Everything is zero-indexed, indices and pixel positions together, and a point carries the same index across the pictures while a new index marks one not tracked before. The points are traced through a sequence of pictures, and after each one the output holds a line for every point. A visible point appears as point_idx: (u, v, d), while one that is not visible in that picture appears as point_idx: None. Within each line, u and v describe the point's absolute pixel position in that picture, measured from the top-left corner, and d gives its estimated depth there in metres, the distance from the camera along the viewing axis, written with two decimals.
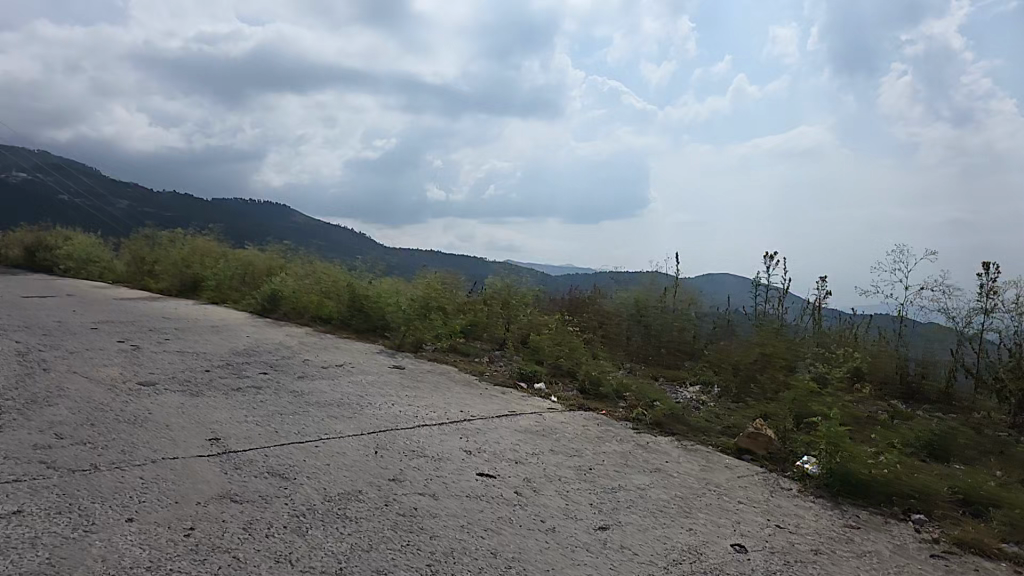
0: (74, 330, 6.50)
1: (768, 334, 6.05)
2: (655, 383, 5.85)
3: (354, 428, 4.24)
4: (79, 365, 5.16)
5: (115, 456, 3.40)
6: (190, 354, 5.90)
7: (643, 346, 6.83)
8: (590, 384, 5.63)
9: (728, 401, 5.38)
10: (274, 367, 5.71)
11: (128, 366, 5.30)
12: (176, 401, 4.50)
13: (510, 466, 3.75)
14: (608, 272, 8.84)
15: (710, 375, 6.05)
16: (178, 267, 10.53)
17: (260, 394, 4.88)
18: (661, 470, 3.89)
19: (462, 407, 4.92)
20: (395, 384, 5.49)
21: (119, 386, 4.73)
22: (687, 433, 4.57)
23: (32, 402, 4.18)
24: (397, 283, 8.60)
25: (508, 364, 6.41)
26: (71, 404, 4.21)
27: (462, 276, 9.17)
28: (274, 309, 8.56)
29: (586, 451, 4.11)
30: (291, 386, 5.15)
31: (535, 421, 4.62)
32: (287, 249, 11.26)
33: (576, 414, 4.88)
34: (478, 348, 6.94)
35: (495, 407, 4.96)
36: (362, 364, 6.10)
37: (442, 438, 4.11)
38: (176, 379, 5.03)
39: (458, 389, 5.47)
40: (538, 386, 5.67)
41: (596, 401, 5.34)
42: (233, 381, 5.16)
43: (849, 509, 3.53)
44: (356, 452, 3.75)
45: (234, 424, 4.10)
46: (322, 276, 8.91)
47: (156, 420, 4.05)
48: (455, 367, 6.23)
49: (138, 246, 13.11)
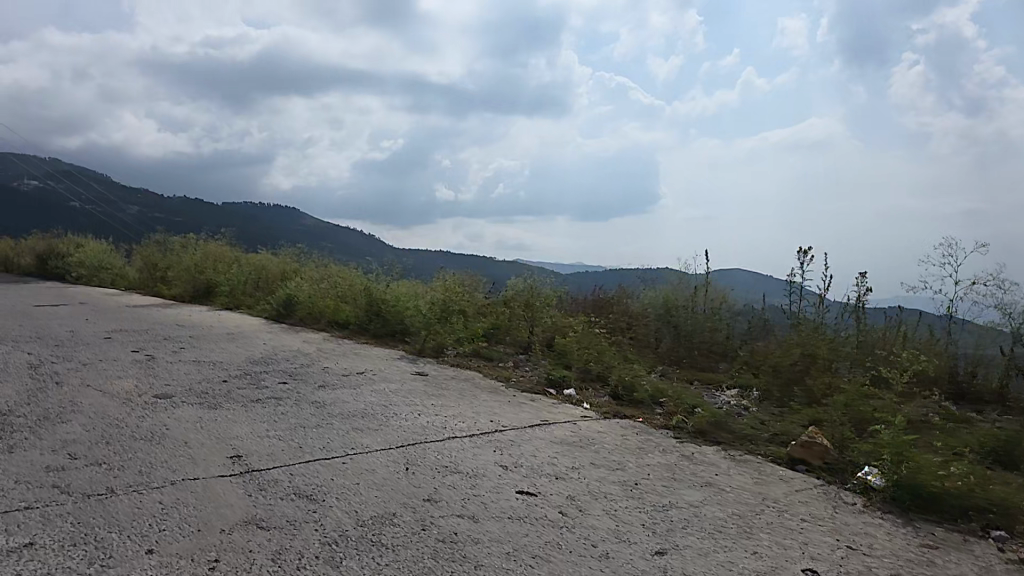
0: (87, 340, 6.33)
1: (808, 335, 5.75)
2: (691, 387, 5.58)
3: (381, 442, 4.00)
4: (93, 378, 4.97)
5: (131, 478, 3.19)
6: (206, 363, 5.70)
7: (673, 348, 6.56)
8: (624, 390, 5.38)
9: (772, 406, 5.10)
10: (293, 376, 5.50)
11: (144, 377, 5.11)
12: (194, 414, 4.30)
13: (551, 483, 3.50)
14: (632, 271, 8.57)
15: (748, 378, 5.76)
16: (191, 272, 10.38)
17: (281, 405, 4.66)
18: (713, 484, 3.62)
19: (492, 416, 4.68)
20: (419, 392, 5.25)
21: (134, 399, 4.53)
22: (733, 443, 4.30)
23: (45, 419, 3.99)
24: (414, 286, 8.38)
25: (535, 368, 6.17)
26: (85, 420, 4.01)
27: (481, 277, 8.93)
28: (289, 314, 8.37)
29: (629, 464, 3.85)
30: (312, 396, 4.94)
31: (571, 431, 4.37)
32: (301, 252, 11.09)
33: (612, 422, 4.62)
34: (501, 352, 6.70)
35: (526, 416, 4.71)
36: (383, 371, 5.88)
37: (475, 452, 3.87)
38: (194, 391, 4.83)
39: (486, 397, 5.23)
40: (568, 392, 5.41)
41: (631, 408, 5.08)
42: (251, 392, 4.94)
43: (922, 526, 3.24)
44: (386, 470, 3.51)
45: (255, 439, 3.88)
46: (338, 281, 8.72)
47: (174, 436, 3.84)
48: (479, 373, 5.99)
49: (150, 252, 13.01)
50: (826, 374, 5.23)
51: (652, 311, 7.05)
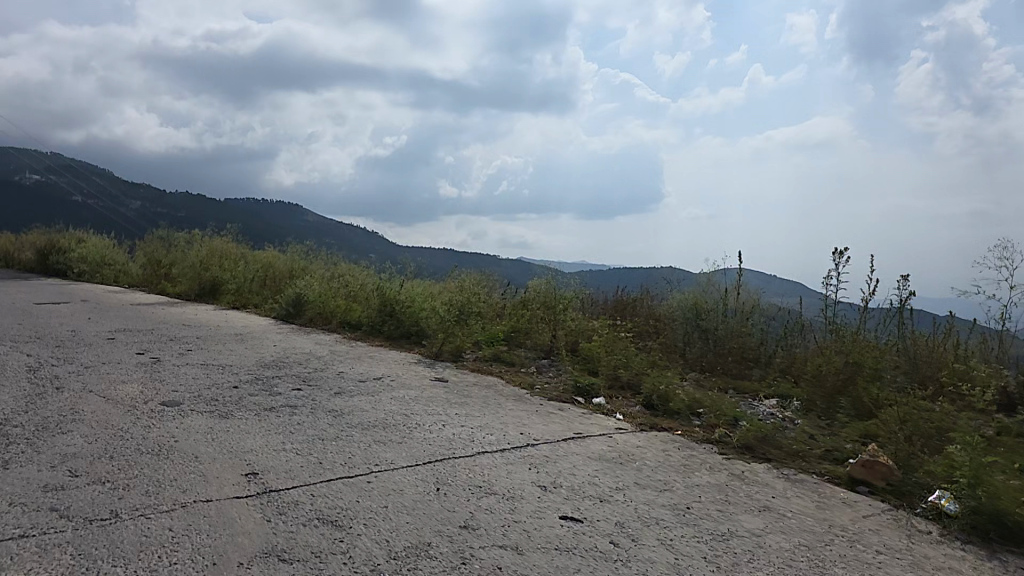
0: (89, 341, 6.03)
1: (852, 345, 5.48)
2: (728, 397, 5.27)
3: (406, 457, 3.69)
4: (95, 383, 4.67)
5: (137, 500, 2.88)
6: (214, 367, 5.40)
7: (703, 353, 6.25)
8: (658, 399, 5.07)
9: (817, 418, 4.80)
10: (307, 382, 5.20)
11: (149, 382, 4.81)
12: (203, 425, 3.99)
13: (595, 506, 3.18)
14: (656, 273, 8.29)
15: (787, 387, 5.38)
16: (196, 269, 10.07)
17: (295, 415, 4.36)
18: (771, 509, 3.30)
19: (522, 428, 4.37)
20: (441, 400, 4.96)
21: (140, 406, 4.22)
22: (784, 460, 3.99)
23: (43, 429, 3.68)
24: (429, 285, 8.14)
25: (559, 375, 5.87)
26: (86, 431, 3.71)
27: (496, 277, 8.65)
28: (299, 314, 8.06)
29: (676, 484, 3.53)
30: (327, 405, 4.64)
31: (608, 446, 4.06)
32: (309, 249, 10.81)
33: (651, 436, 4.32)
34: (522, 356, 6.40)
35: (558, 428, 4.41)
36: (402, 377, 5.59)
37: (509, 470, 3.55)
38: (203, 398, 4.53)
39: (512, 406, 4.93)
40: (598, 401, 5.13)
41: (666, 419, 4.77)
42: (264, 399, 4.64)
43: (1010, 561, 2.94)
44: (415, 490, 3.19)
45: (271, 454, 3.58)
46: (350, 282, 8.52)
47: (184, 450, 3.54)
48: (502, 380, 5.70)
49: (152, 248, 12.70)
50: (873, 385, 4.95)
51: (677, 314, 6.76)
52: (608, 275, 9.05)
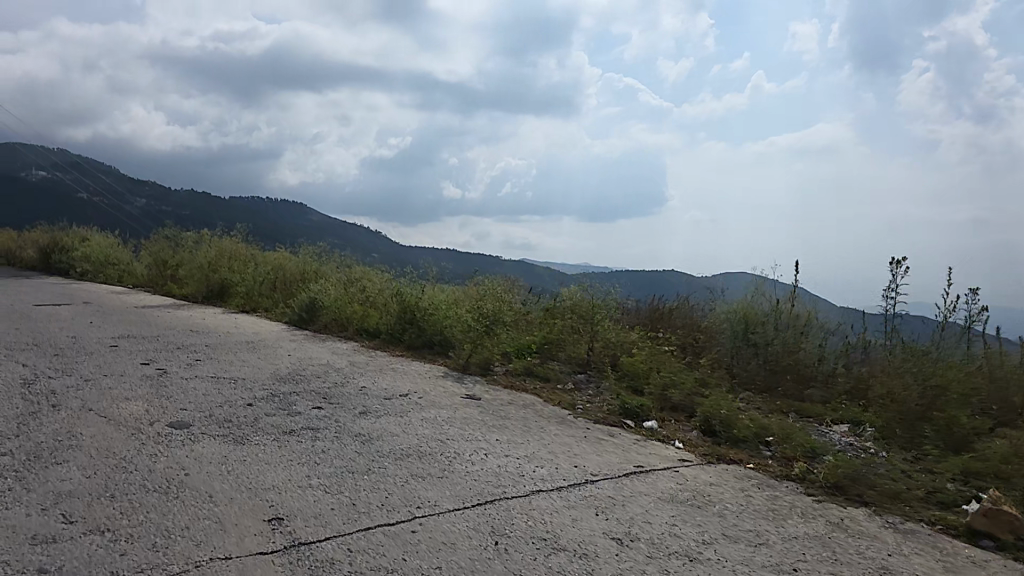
0: (90, 349, 5.55)
1: (928, 367, 4.99)
2: (793, 422, 4.80)
3: (451, 497, 3.19)
4: (95, 400, 4.17)
5: (142, 558, 2.38)
6: (226, 381, 4.90)
7: (755, 369, 5.76)
8: (719, 424, 4.56)
9: (903, 449, 4.30)
10: (328, 400, 4.70)
11: (155, 399, 4.31)
12: (216, 453, 3.50)
13: (685, 568, 2.64)
14: (695, 282, 7.79)
15: (856, 413, 4.94)
16: (204, 271, 9.62)
17: (318, 441, 3.85)
18: (892, 572, 2.76)
19: (574, 459, 3.88)
20: (478, 423, 4.46)
21: (145, 430, 3.72)
22: (884, 503, 3.51)
23: (35, 458, 3.18)
24: (452, 291, 7.65)
25: (601, 394, 5.36)
26: (84, 461, 3.20)
27: (522, 283, 8.16)
28: (312, 320, 7.62)
29: (771, 536, 3.02)
30: (353, 428, 4.14)
31: (677, 483, 3.55)
32: (322, 250, 10.33)
33: (722, 470, 3.83)
34: (557, 370, 5.90)
35: (614, 461, 3.90)
36: (429, 394, 5.07)
37: (574, 517, 3.05)
38: (214, 419, 4.03)
39: (557, 431, 4.42)
40: (650, 425, 4.65)
41: (731, 448, 4.26)
42: (282, 420, 4.15)
43: None
44: (469, 546, 2.68)
45: (296, 493, 3.08)
46: (366, 285, 8.09)
47: (196, 487, 3.04)
48: (539, 398, 5.20)
49: (157, 248, 12.23)
50: (961, 413, 4.44)
51: (720, 325, 6.32)
52: (638, 281, 8.47)
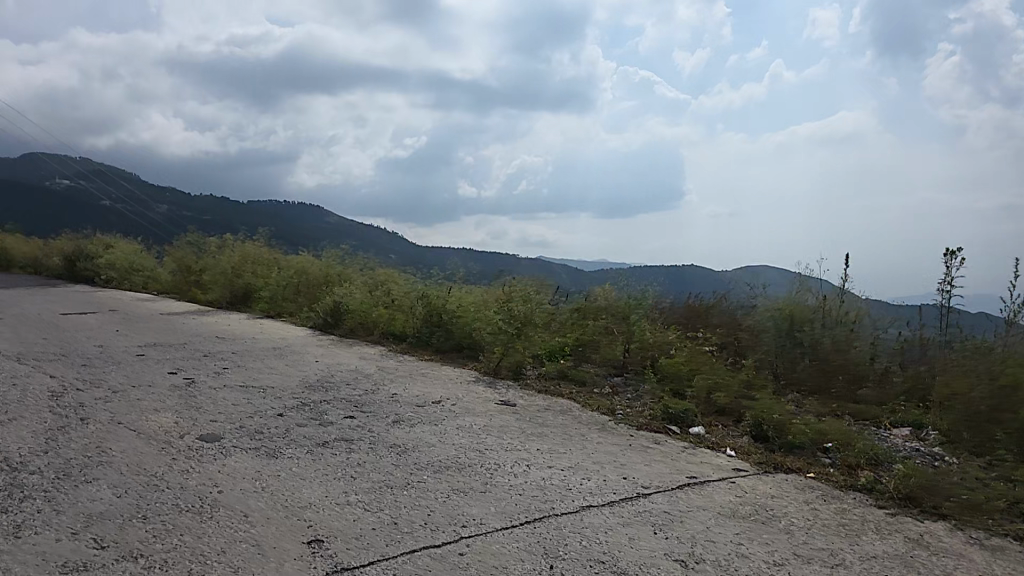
0: (118, 358, 5.48)
1: (996, 365, 4.68)
2: (850, 427, 4.55)
3: (497, 515, 3.00)
4: (124, 412, 4.07)
5: None
6: (255, 390, 4.79)
7: (803, 371, 5.52)
8: (771, 430, 4.31)
9: (975, 456, 4.03)
10: (360, 408, 4.55)
11: (184, 410, 4.20)
12: (249, 468, 3.36)
13: None
14: (731, 279, 7.49)
15: (917, 415, 4.73)
16: (228, 276, 9.60)
17: (353, 453, 3.70)
18: None
19: (622, 470, 3.67)
20: (516, 431, 4.26)
21: (175, 444, 3.60)
22: (964, 515, 3.27)
23: (65, 477, 3.06)
24: (479, 292, 7.47)
25: (641, 397, 5.13)
26: (114, 479, 3.08)
27: (549, 282, 7.95)
28: (338, 324, 7.53)
29: (846, 555, 2.79)
30: (387, 438, 3.97)
31: (737, 497, 3.33)
32: (343, 251, 10.24)
33: (783, 481, 3.60)
34: (592, 374, 5.68)
35: (664, 471, 3.68)
36: (463, 400, 4.89)
37: (630, 535, 2.84)
38: (245, 431, 3.90)
39: (599, 439, 4.21)
40: (697, 432, 4.42)
41: (787, 456, 4.02)
42: (314, 431, 4.00)
43: None
44: (522, 570, 2.49)
45: (333, 511, 2.92)
46: (391, 288, 7.96)
47: (230, 506, 2.90)
48: (576, 403, 4.99)
49: (181, 254, 12.28)
50: None
51: (761, 322, 6.05)
52: (671, 277, 8.18)
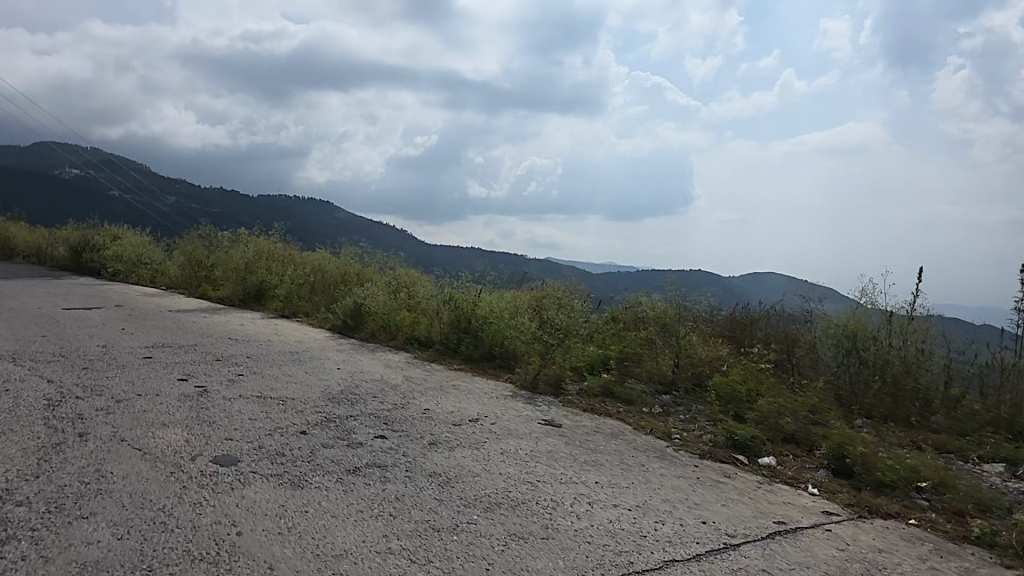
0: (122, 362, 5.03)
1: None
2: (939, 462, 4.05)
3: (567, 571, 2.52)
4: (128, 427, 3.61)
5: None
6: (273, 402, 4.32)
7: (874, 395, 5.02)
8: (856, 464, 3.81)
9: None
10: (390, 427, 4.08)
11: (196, 425, 3.74)
12: (273, 502, 2.89)
13: None
14: (779, 290, 7.05)
15: (1011, 450, 4.22)
16: (240, 272, 9.17)
17: (388, 483, 3.23)
18: None
19: (697, 512, 3.18)
20: (568, 459, 3.79)
21: (185, 469, 3.13)
22: None
23: (56, 511, 2.60)
24: (510, 297, 7.07)
25: (697, 420, 4.66)
26: (114, 515, 2.62)
27: (582, 287, 7.49)
28: (358, 327, 7.09)
29: None
30: (426, 466, 3.50)
31: (840, 551, 2.85)
32: (361, 249, 9.84)
33: (885, 531, 3.11)
34: (639, 391, 5.21)
35: (747, 514, 3.20)
36: (502, 419, 4.43)
37: None
38: (265, 453, 3.44)
39: (662, 471, 3.73)
40: (769, 463, 3.94)
41: (879, 496, 3.53)
42: (342, 455, 3.53)
43: None
44: None
45: (373, 564, 2.44)
46: (415, 291, 7.54)
47: (251, 554, 2.43)
48: (627, 425, 4.52)
49: (191, 247, 11.88)
50: None
51: (821, 339, 5.56)
52: (711, 287, 7.72)
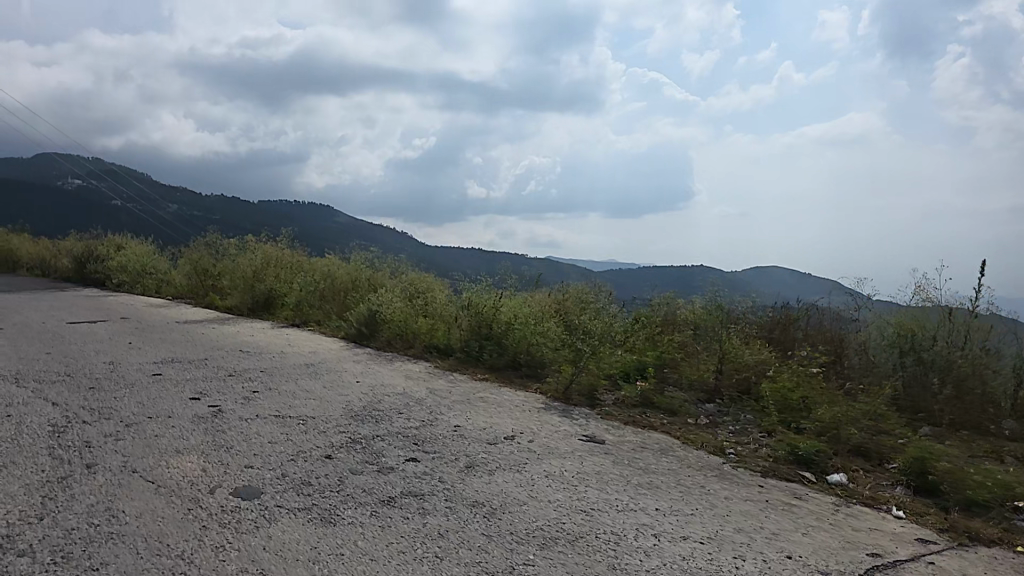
0: (130, 380, 4.69)
1: None
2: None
3: None
4: (139, 456, 3.26)
5: None
6: (293, 422, 3.97)
7: (937, 399, 4.65)
8: (940, 482, 3.43)
9: None
10: (422, 448, 3.71)
11: (212, 452, 3.39)
12: (304, 544, 2.53)
13: None
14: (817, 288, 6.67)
15: None
16: (248, 280, 8.86)
17: (429, 517, 2.86)
18: None
19: (778, 544, 2.81)
20: (621, 482, 3.42)
21: (203, 506, 2.77)
22: None
23: (61, 563, 2.24)
24: (533, 301, 6.71)
25: (750, 433, 4.29)
26: (128, 565, 2.26)
27: (606, 288, 7.13)
28: (373, 336, 6.75)
29: None
30: (467, 494, 3.13)
31: None
32: (371, 253, 9.50)
33: (996, 563, 2.73)
34: (682, 400, 4.85)
35: (834, 545, 2.82)
36: (541, 436, 4.06)
37: None
38: (289, 483, 3.08)
39: (726, 493, 3.36)
40: (840, 481, 3.57)
41: (974, 519, 3.15)
42: (373, 483, 3.17)
43: None
44: None
45: None
46: (431, 297, 7.19)
47: None
48: (675, 439, 4.16)
49: (196, 255, 11.56)
50: None
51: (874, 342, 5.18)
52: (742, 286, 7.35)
